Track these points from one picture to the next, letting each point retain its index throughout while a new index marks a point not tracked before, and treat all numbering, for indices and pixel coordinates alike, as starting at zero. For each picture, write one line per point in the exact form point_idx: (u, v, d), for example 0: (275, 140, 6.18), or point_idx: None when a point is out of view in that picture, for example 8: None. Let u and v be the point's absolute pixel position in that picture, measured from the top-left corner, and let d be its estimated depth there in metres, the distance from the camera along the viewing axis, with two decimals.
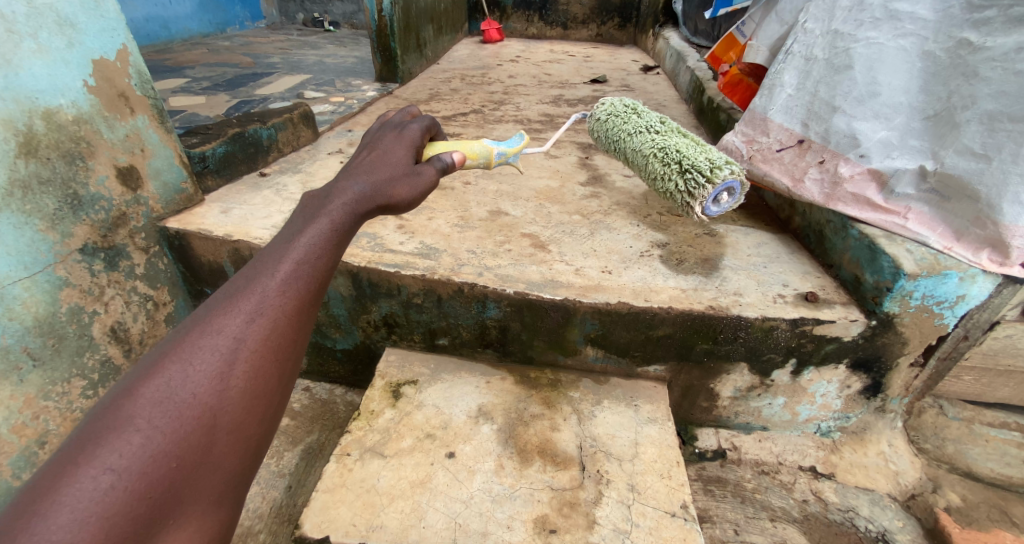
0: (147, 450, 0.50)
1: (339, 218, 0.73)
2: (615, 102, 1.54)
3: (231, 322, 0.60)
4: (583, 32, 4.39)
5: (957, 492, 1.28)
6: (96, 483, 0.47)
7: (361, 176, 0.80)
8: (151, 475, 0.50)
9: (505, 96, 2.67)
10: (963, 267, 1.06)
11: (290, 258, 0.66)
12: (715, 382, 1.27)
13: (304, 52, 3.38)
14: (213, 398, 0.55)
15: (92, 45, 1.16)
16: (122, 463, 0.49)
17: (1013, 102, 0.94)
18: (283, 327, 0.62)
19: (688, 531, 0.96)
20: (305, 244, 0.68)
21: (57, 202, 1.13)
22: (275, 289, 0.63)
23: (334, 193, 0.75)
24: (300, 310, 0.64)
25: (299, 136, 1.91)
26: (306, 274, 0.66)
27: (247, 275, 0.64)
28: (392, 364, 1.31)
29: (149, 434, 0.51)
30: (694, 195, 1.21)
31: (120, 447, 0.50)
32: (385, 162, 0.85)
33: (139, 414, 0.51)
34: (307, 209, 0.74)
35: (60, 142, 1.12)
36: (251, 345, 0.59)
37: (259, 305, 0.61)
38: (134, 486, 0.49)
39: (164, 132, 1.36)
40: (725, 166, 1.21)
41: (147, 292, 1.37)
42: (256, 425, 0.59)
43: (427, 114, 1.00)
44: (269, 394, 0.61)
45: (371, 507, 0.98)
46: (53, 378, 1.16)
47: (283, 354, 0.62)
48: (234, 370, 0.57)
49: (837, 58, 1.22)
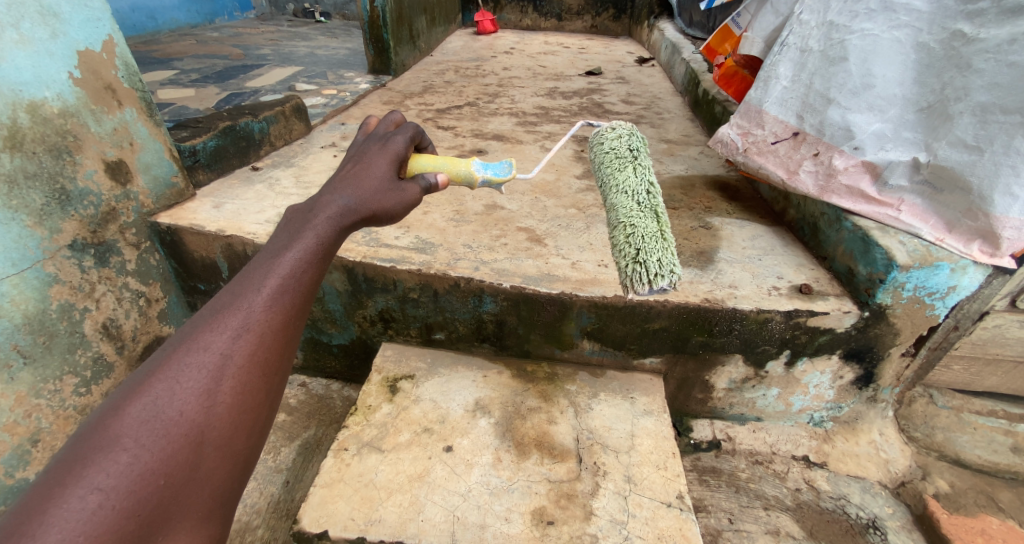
0: (135, 469, 0.50)
1: (325, 233, 0.72)
2: (625, 143, 1.40)
3: (217, 338, 0.59)
4: (578, 23, 4.36)
5: (945, 479, 1.30)
6: (85, 503, 0.47)
7: (347, 188, 0.79)
8: (139, 493, 0.50)
9: (500, 88, 2.66)
10: (954, 258, 1.08)
11: (276, 273, 0.66)
12: (710, 374, 1.28)
13: (295, 43, 3.33)
14: (200, 414, 0.55)
15: (76, 36, 1.13)
16: (110, 482, 0.49)
17: (1005, 93, 0.95)
18: (270, 341, 0.62)
19: (684, 520, 0.97)
20: (291, 260, 0.67)
21: (44, 197, 1.11)
22: (261, 304, 0.63)
23: (318, 208, 0.75)
24: (288, 324, 0.64)
25: (291, 130, 1.89)
26: (291, 289, 0.66)
27: (233, 290, 0.64)
28: (388, 359, 1.31)
29: (136, 453, 0.51)
30: (629, 284, 1.16)
31: (107, 466, 0.49)
32: (369, 175, 0.83)
33: (126, 433, 0.51)
34: (292, 224, 0.73)
35: (45, 136, 1.10)
36: (237, 362, 0.59)
37: (245, 321, 0.61)
38: (123, 505, 0.49)
39: (153, 126, 1.34)
40: (669, 272, 1.16)
41: (139, 289, 1.35)
42: (244, 439, 0.59)
43: (411, 123, 0.95)
44: (258, 407, 0.60)
45: (369, 502, 0.98)
46: (44, 376, 1.15)
47: (270, 369, 0.62)
48: (222, 386, 0.57)
49: (832, 49, 1.19)
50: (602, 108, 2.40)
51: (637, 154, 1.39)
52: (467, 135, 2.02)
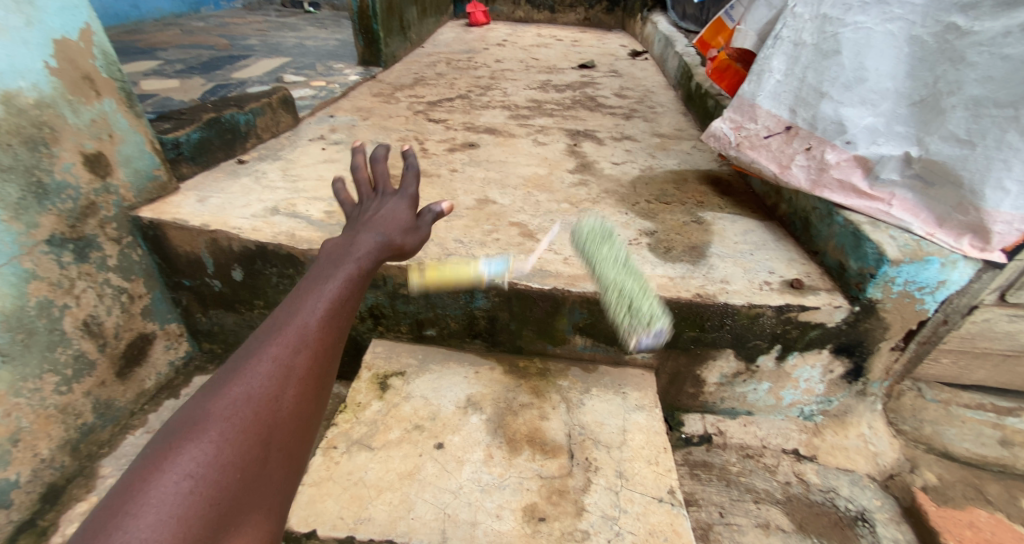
0: (218, 460, 0.53)
1: (363, 265, 0.80)
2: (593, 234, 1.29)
3: (282, 349, 0.64)
4: (571, 16, 4.33)
5: (933, 471, 1.32)
6: (179, 487, 0.49)
7: (377, 227, 0.87)
8: (222, 483, 0.52)
9: (492, 81, 2.63)
10: (945, 253, 1.08)
11: (326, 296, 0.72)
12: (702, 368, 1.28)
13: (284, 34, 3.27)
14: (270, 416, 0.59)
15: (52, 24, 1.10)
16: (199, 470, 0.51)
17: (998, 87, 0.96)
18: (324, 355, 0.67)
19: (675, 515, 0.96)
20: (338, 285, 0.74)
21: (20, 191, 1.08)
22: (318, 321, 0.68)
23: (355, 245, 0.82)
24: (337, 343, 0.70)
25: (279, 122, 1.85)
26: (340, 311, 0.72)
27: (289, 309, 0.69)
28: (378, 355, 1.29)
29: (219, 445, 0.54)
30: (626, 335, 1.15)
31: (195, 455, 0.52)
32: (393, 216, 0.91)
33: (210, 428, 0.55)
34: (332, 257, 0.80)
35: (21, 128, 1.06)
36: (299, 372, 0.64)
37: (304, 336, 0.66)
38: (208, 493, 0.50)
39: (134, 117, 1.31)
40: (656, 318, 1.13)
41: (121, 285, 1.32)
42: (301, 445, 0.62)
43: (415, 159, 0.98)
44: (311, 417, 0.64)
45: (359, 500, 0.97)
46: (24, 374, 1.12)
47: (323, 382, 0.67)
48: (287, 392, 0.61)
49: (826, 43, 1.19)
50: (594, 102, 2.39)
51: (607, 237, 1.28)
52: (458, 128, 1.99)
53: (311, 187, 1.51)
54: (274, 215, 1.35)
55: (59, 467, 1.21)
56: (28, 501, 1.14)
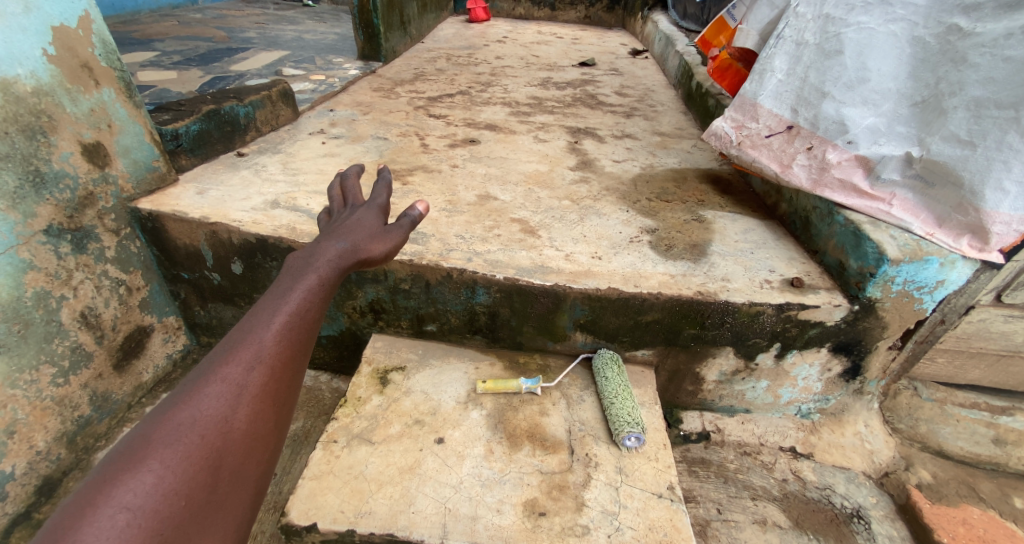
0: (159, 489, 0.52)
1: (326, 276, 0.79)
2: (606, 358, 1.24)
3: (233, 370, 0.64)
4: (571, 14, 4.34)
5: (928, 469, 1.34)
6: (113, 521, 0.49)
7: (341, 236, 0.86)
8: (162, 513, 0.51)
9: (493, 77, 2.63)
10: (944, 252, 1.10)
11: (283, 311, 0.71)
12: (702, 366, 1.28)
13: (281, 27, 3.25)
14: (218, 438, 0.59)
15: (51, 11, 1.08)
16: (137, 502, 0.51)
17: (999, 89, 0.97)
18: (279, 373, 0.67)
19: (674, 511, 0.97)
20: (297, 299, 0.73)
21: (17, 179, 1.07)
22: (271, 338, 0.68)
23: (318, 253, 0.81)
24: (294, 357, 0.69)
25: (278, 115, 1.84)
26: (298, 325, 0.71)
27: (243, 328, 0.69)
28: (378, 350, 1.29)
29: (161, 474, 0.53)
30: (614, 417, 1.09)
31: (134, 486, 0.51)
32: (362, 223, 0.89)
33: (152, 455, 0.54)
34: (293, 269, 0.79)
35: (18, 116, 1.05)
36: (251, 392, 0.63)
37: (257, 354, 0.66)
38: (147, 524, 0.50)
39: (133, 107, 1.29)
40: (633, 423, 1.08)
41: (119, 277, 1.31)
42: (255, 466, 0.62)
43: (385, 175, 0.99)
44: (267, 436, 0.64)
45: (359, 494, 0.97)
46: (20, 366, 1.11)
47: (279, 400, 0.67)
48: (237, 413, 0.61)
49: (828, 43, 1.19)
50: (595, 99, 2.39)
51: (618, 363, 1.23)
52: (459, 125, 1.99)
53: (311, 181, 1.51)
54: (274, 209, 1.35)
55: (55, 459, 1.20)
56: (23, 493, 1.13)
